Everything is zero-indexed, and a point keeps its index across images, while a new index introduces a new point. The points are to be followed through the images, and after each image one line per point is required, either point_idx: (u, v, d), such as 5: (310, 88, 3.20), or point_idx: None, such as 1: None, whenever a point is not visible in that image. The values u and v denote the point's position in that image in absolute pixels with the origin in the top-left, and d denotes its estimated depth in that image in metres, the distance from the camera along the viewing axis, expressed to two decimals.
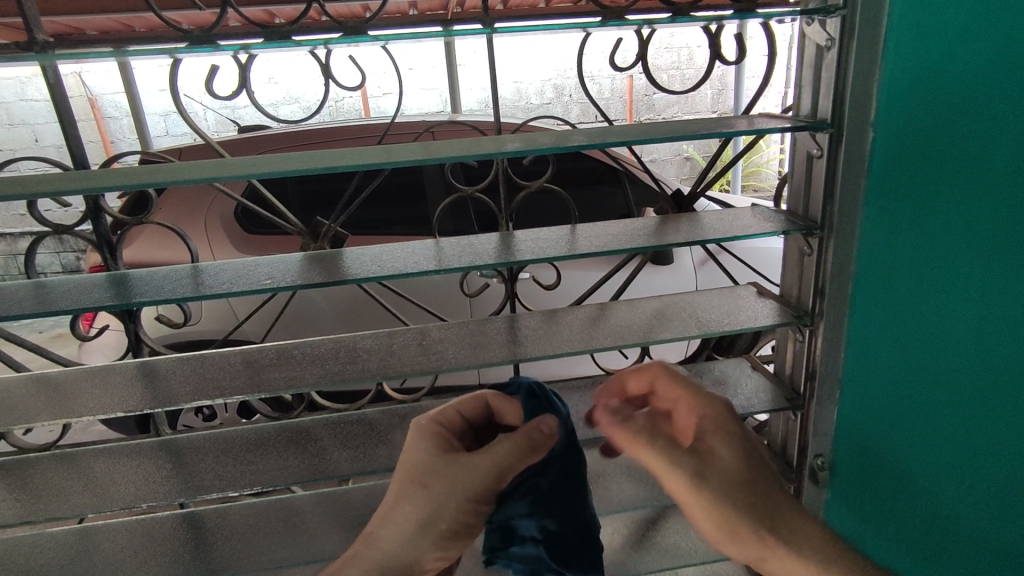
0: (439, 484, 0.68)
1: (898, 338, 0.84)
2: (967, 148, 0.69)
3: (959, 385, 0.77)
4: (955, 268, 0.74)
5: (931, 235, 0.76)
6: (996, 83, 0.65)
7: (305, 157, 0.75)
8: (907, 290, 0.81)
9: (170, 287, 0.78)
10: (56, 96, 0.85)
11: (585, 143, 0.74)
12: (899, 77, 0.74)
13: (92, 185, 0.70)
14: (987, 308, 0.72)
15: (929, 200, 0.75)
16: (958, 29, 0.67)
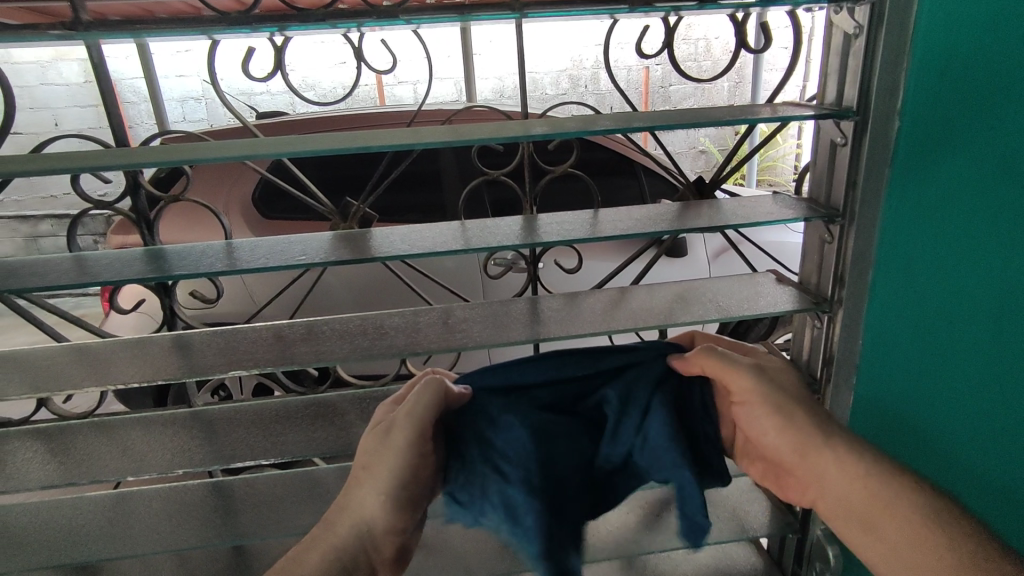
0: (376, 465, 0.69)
1: (927, 324, 0.87)
2: (977, 130, 0.75)
3: (988, 372, 0.81)
4: (990, 260, 0.78)
5: (965, 228, 0.79)
6: (1001, 72, 0.71)
7: (339, 137, 0.77)
8: (937, 278, 0.84)
9: (207, 261, 0.80)
10: (99, 75, 0.88)
11: (611, 128, 0.76)
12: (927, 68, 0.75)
13: (133, 161, 0.72)
14: (994, 273, 0.77)
15: (941, 183, 0.80)
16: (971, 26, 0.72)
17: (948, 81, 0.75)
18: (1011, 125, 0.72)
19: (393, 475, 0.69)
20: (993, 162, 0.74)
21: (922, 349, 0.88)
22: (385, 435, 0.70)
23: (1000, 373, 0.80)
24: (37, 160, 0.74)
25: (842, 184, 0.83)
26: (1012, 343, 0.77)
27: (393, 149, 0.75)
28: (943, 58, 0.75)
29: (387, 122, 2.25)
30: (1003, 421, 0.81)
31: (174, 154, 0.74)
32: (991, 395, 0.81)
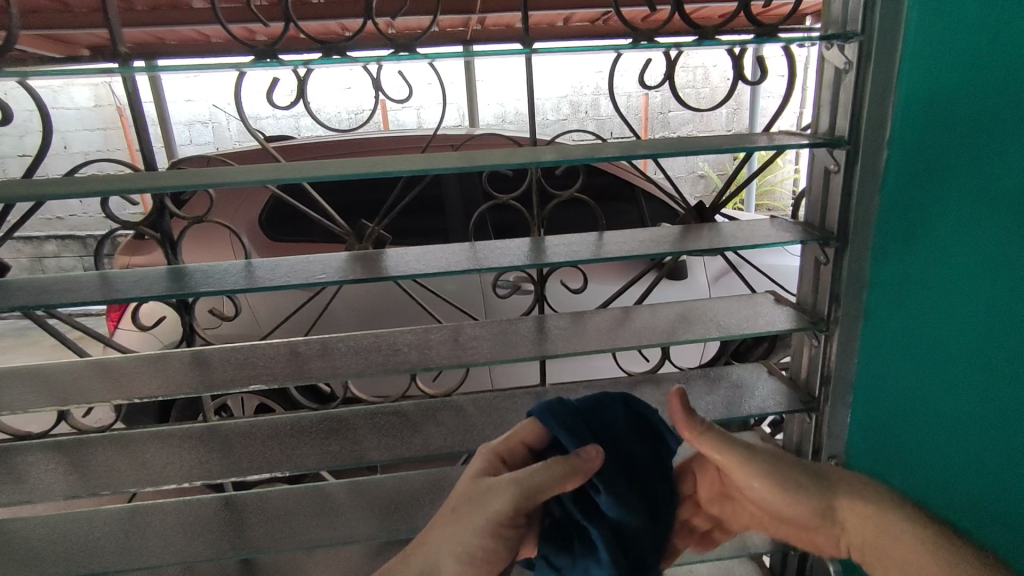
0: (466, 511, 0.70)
1: (916, 353, 0.85)
2: (969, 158, 0.74)
3: (974, 402, 0.78)
4: (977, 286, 0.76)
5: (954, 254, 0.78)
6: (994, 101, 0.70)
7: (359, 162, 0.81)
8: (925, 303, 0.83)
9: (229, 279, 0.84)
10: (132, 104, 0.93)
11: (618, 156, 0.80)
12: (915, 97, 0.78)
13: (162, 184, 0.76)
14: (988, 306, 0.75)
15: (935, 210, 0.79)
16: (963, 56, 0.73)
17: (932, 106, 0.77)
18: (1003, 155, 0.70)
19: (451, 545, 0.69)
20: (982, 186, 0.73)
21: (911, 377, 0.87)
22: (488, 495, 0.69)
23: (986, 405, 0.77)
24: (74, 183, 0.77)
25: (836, 207, 0.87)
26: (997, 373, 0.75)
27: (409, 174, 0.79)
28: (928, 84, 0.77)
29: (396, 148, 2.31)
30: (988, 456, 0.77)
31: (201, 179, 0.78)
32: (976, 429, 0.79)
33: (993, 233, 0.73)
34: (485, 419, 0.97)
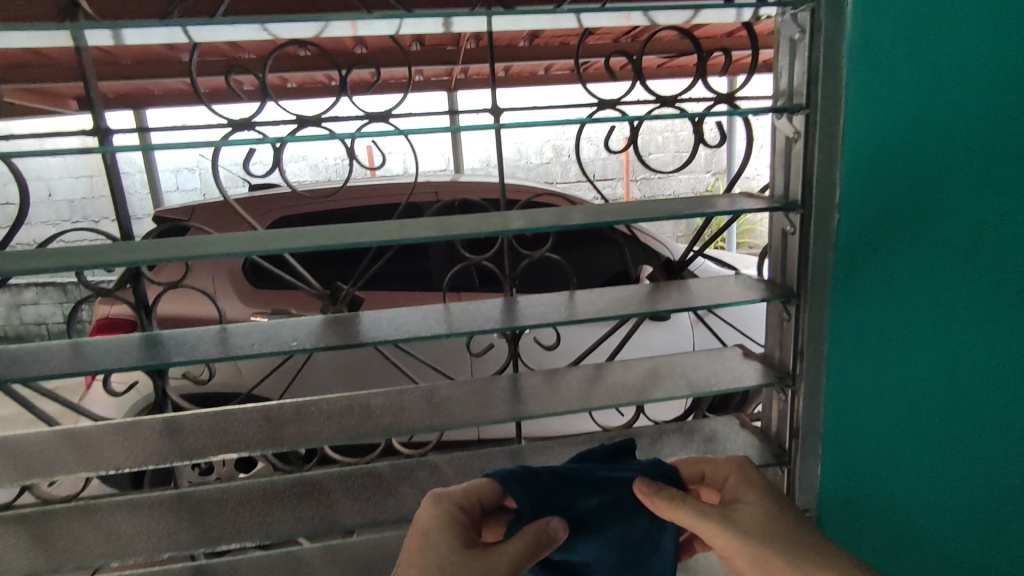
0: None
1: (890, 400, 0.89)
2: (935, 202, 0.79)
3: (960, 440, 0.84)
4: (950, 332, 0.82)
5: (928, 293, 0.82)
6: (956, 147, 0.76)
7: (333, 232, 0.83)
8: (893, 354, 0.87)
9: (202, 348, 0.84)
10: (111, 176, 0.96)
11: (586, 222, 0.83)
12: (864, 155, 0.83)
13: (136, 258, 0.77)
14: (976, 333, 0.80)
15: (902, 256, 0.84)
16: (913, 113, 0.78)
17: (880, 169, 0.82)
18: (974, 195, 0.76)
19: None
20: (946, 242, 0.79)
21: (887, 424, 0.91)
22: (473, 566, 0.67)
23: (975, 441, 0.82)
24: (48, 258, 0.78)
25: (794, 267, 0.91)
26: (985, 411, 0.81)
27: (380, 244, 0.81)
28: (879, 142, 0.81)
29: (379, 198, 2.35)
30: (982, 486, 0.83)
31: (175, 252, 0.79)
32: (962, 464, 0.84)
33: (962, 284, 0.79)
34: (460, 480, 0.97)
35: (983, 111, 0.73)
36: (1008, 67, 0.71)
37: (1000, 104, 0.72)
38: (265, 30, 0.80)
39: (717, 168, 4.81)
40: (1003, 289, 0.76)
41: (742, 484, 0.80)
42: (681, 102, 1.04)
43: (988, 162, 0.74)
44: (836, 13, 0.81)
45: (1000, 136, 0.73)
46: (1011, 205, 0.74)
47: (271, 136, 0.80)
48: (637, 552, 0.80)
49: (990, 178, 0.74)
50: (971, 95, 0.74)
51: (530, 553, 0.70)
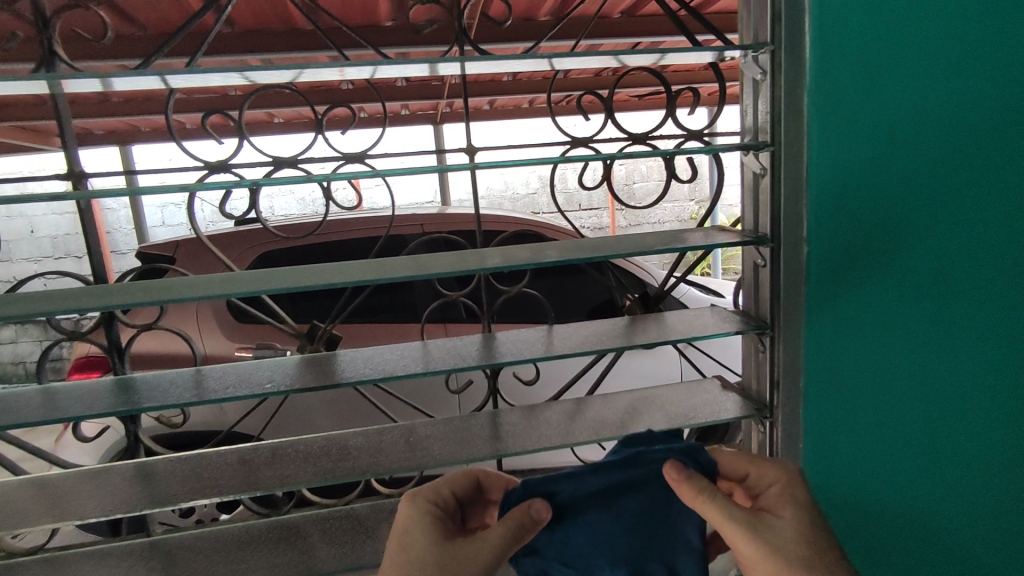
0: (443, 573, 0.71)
1: (877, 418, 0.89)
2: (896, 201, 0.81)
3: (945, 461, 0.83)
4: (919, 323, 0.82)
5: (895, 291, 0.84)
6: (906, 143, 0.79)
7: (310, 274, 0.83)
8: (880, 372, 0.87)
9: (176, 392, 0.83)
10: (87, 221, 0.96)
11: (561, 259, 0.84)
12: (826, 182, 0.87)
13: (108, 303, 0.76)
14: (947, 321, 0.79)
15: (866, 265, 0.86)
16: (862, 124, 0.83)
17: (868, 187, 0.84)
18: (928, 184, 0.78)
19: None
20: (926, 263, 0.80)
21: (876, 441, 0.90)
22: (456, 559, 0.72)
23: (962, 462, 0.82)
24: (18, 304, 0.77)
25: (767, 299, 0.93)
26: (975, 434, 0.79)
27: (357, 284, 0.81)
28: (836, 165, 0.86)
29: (363, 230, 2.35)
30: (972, 510, 0.82)
31: (150, 296, 0.79)
32: (946, 486, 0.83)
33: (943, 306, 0.79)
34: None
35: (963, 135, 0.74)
36: (946, 55, 0.74)
37: (943, 91, 0.75)
38: (240, 77, 0.81)
39: (702, 196, 4.89)
40: (987, 310, 0.76)
41: (782, 493, 0.77)
42: (653, 139, 1.07)
43: (971, 184, 0.75)
44: (795, 58, 0.86)
45: (983, 157, 0.73)
46: (996, 226, 0.74)
47: (246, 180, 0.79)
48: (648, 531, 0.79)
49: (971, 202, 0.75)
50: (953, 118, 0.75)
51: (509, 538, 0.72)
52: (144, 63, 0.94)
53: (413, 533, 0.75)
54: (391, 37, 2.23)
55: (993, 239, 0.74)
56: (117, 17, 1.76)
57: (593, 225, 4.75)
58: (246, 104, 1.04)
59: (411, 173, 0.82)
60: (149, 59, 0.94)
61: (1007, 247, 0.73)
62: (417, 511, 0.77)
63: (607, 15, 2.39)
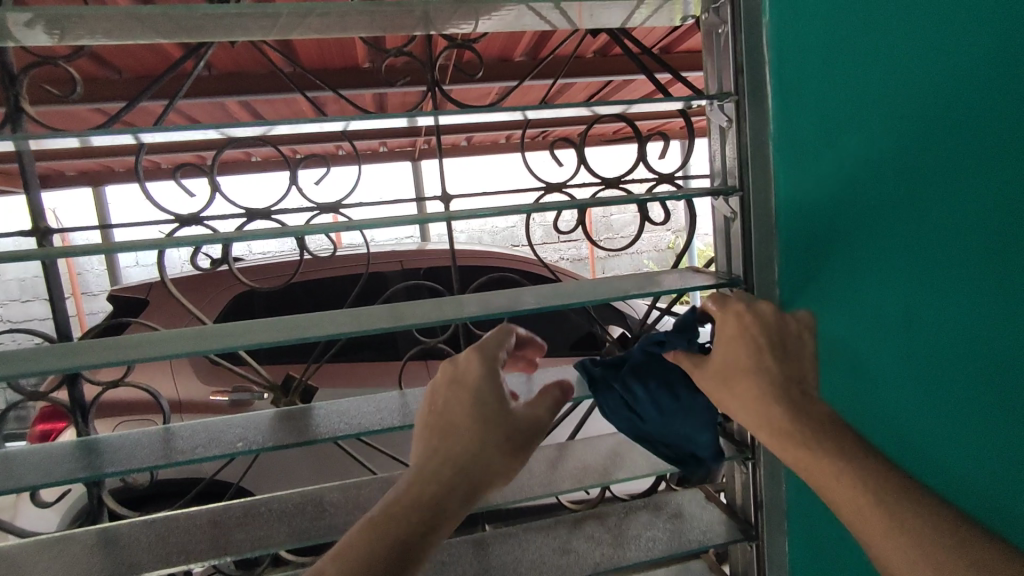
0: (491, 434, 0.69)
1: (881, 425, 0.84)
2: (862, 215, 0.80)
3: (962, 454, 0.78)
4: (897, 336, 0.80)
5: (868, 306, 0.82)
6: (865, 157, 0.79)
7: (287, 326, 0.82)
8: (877, 377, 0.83)
9: (142, 454, 0.80)
10: (50, 278, 0.95)
11: (539, 306, 0.83)
12: (793, 211, 0.87)
13: (74, 364, 0.73)
14: (919, 333, 0.78)
15: (844, 283, 0.83)
16: (826, 143, 0.82)
17: (853, 185, 0.80)
18: (890, 198, 0.78)
19: (465, 462, 0.68)
20: (912, 248, 0.77)
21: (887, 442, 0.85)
22: (508, 424, 0.70)
23: (980, 452, 0.76)
24: None
25: None
26: (992, 421, 0.74)
27: (336, 336, 0.80)
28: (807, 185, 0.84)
29: (341, 270, 2.33)
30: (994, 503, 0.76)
31: (117, 355, 0.76)
32: (965, 479, 0.78)
33: (945, 289, 0.75)
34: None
35: (949, 110, 0.72)
36: (897, 74, 0.75)
37: (895, 107, 0.75)
38: (213, 133, 0.81)
39: (677, 225, 5.00)
40: (991, 301, 0.72)
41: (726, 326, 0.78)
42: (625, 182, 1.08)
43: (967, 159, 0.71)
44: (758, 104, 0.89)
45: (961, 131, 0.71)
46: (998, 198, 0.70)
47: (217, 236, 0.78)
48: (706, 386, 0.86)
49: (968, 176, 0.72)
50: (939, 96, 0.72)
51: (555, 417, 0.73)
52: (126, 107, 0.93)
53: (484, 398, 0.71)
54: (365, 79, 2.26)
55: (1000, 212, 0.70)
56: (93, 63, 1.76)
57: (572, 257, 4.83)
58: (220, 153, 1.03)
59: (386, 225, 0.81)
60: (132, 103, 0.93)
61: (978, 250, 0.72)
62: (490, 378, 0.72)
63: (580, 56, 2.46)
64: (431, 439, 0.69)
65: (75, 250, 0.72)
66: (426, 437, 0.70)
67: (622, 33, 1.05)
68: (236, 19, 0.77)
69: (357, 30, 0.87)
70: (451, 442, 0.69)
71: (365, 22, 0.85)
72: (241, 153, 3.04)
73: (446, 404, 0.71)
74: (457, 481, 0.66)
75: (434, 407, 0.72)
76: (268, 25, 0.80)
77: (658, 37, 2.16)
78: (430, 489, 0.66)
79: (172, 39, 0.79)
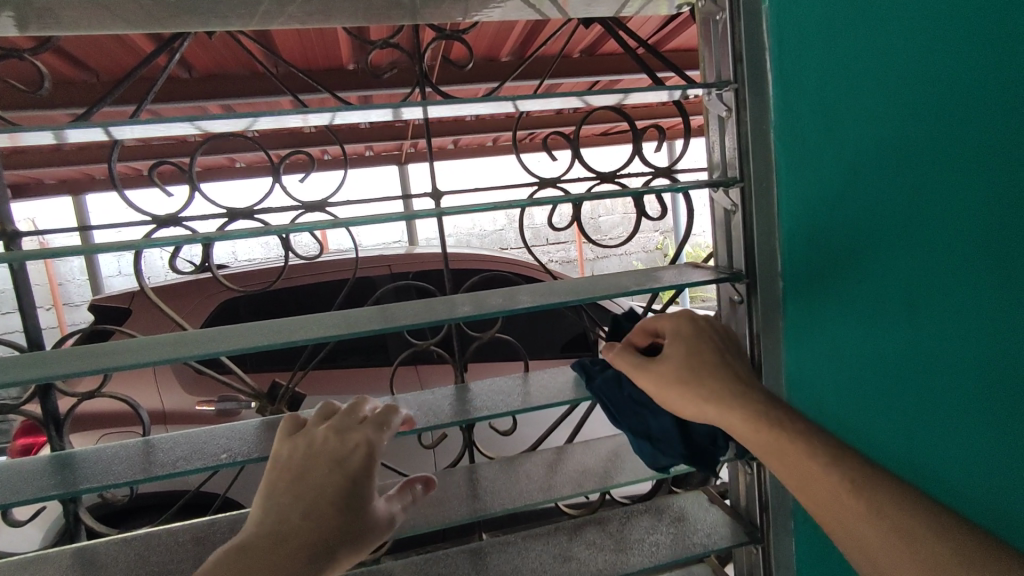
0: (342, 518, 0.66)
1: (884, 412, 0.82)
2: (862, 188, 0.78)
3: (965, 453, 0.73)
4: (897, 314, 0.77)
5: (867, 280, 0.80)
6: (864, 127, 0.77)
7: (272, 331, 0.78)
8: (873, 356, 0.81)
9: (119, 469, 0.76)
10: (20, 284, 0.90)
11: (534, 304, 0.80)
12: (793, 188, 0.86)
13: (44, 375, 0.69)
14: (917, 310, 0.74)
15: (843, 254, 0.82)
16: (823, 116, 0.81)
17: (852, 170, 0.79)
18: (886, 170, 0.75)
19: (311, 532, 0.63)
20: (908, 222, 0.74)
21: (891, 431, 0.81)
22: (356, 515, 0.67)
23: (987, 451, 0.71)
24: None
25: (746, 337, 0.92)
26: (996, 419, 0.69)
27: (321, 340, 0.76)
28: (804, 161, 0.85)
29: (328, 274, 2.29)
30: (997, 509, 0.72)
31: (91, 364, 0.71)
32: (973, 481, 0.73)
33: (942, 278, 0.71)
34: None
35: (942, 93, 0.68)
36: (898, 40, 0.71)
37: (894, 74, 0.72)
38: (190, 127, 0.77)
39: (665, 226, 5.00)
40: (986, 281, 0.67)
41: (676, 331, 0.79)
42: (620, 177, 1.06)
43: (961, 141, 0.67)
44: (758, 93, 0.86)
45: (958, 97, 0.66)
46: (995, 183, 0.65)
47: (196, 236, 0.74)
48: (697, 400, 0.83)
49: (963, 161, 0.67)
50: (936, 78, 0.68)
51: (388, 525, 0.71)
52: (87, 111, 0.87)
53: (358, 484, 0.68)
54: (350, 80, 2.23)
55: (1001, 199, 0.64)
56: (65, 61, 1.70)
57: (561, 259, 4.81)
58: (198, 153, 0.98)
59: (375, 222, 0.78)
60: (92, 109, 0.88)
61: (972, 226, 0.67)
62: (370, 465, 0.70)
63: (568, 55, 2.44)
64: (291, 511, 0.64)
65: (41, 251, 0.67)
66: (287, 506, 0.65)
67: (614, 23, 1.01)
68: (214, 7, 0.73)
69: (343, 19, 0.84)
70: (302, 509, 0.64)
71: (350, 10, 0.81)
72: (224, 158, 2.99)
73: (319, 477, 0.67)
74: (302, 557, 0.61)
75: (305, 476, 0.67)
76: (247, 13, 0.76)
77: (649, 31, 2.14)
78: (275, 547, 0.60)
79: (144, 28, 0.75)
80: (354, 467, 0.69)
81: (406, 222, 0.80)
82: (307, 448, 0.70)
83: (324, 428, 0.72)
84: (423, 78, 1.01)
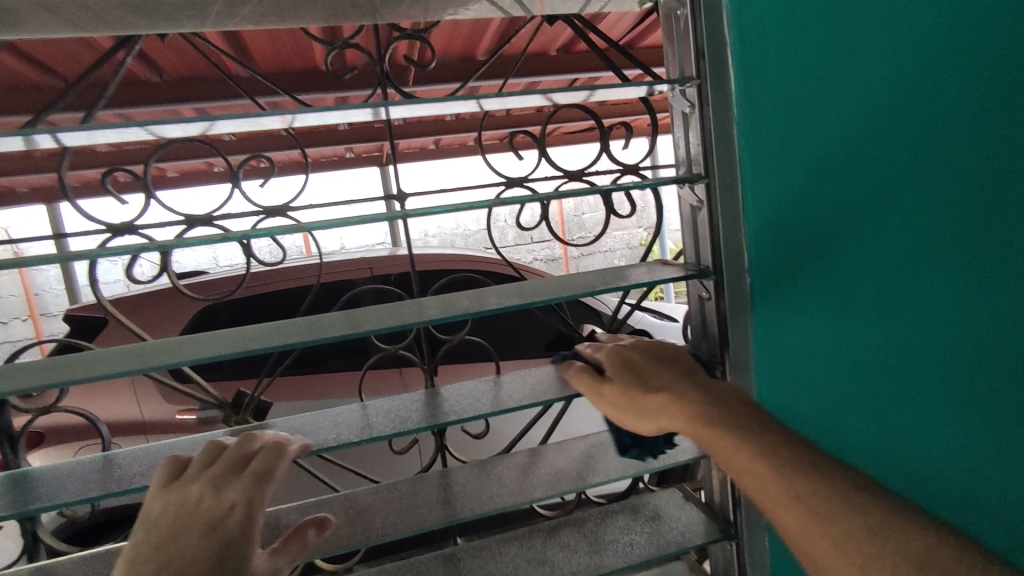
0: None
1: (872, 398, 0.84)
2: (831, 175, 0.81)
3: (954, 422, 0.76)
4: (873, 292, 0.80)
5: (842, 263, 0.83)
6: (830, 117, 0.80)
7: (231, 342, 0.76)
8: (852, 335, 0.84)
9: (74, 486, 0.73)
10: None
11: (501, 306, 0.79)
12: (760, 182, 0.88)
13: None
14: (893, 285, 0.78)
15: (819, 241, 0.85)
16: (788, 108, 0.84)
17: (825, 161, 0.81)
18: (854, 156, 0.78)
19: None
20: (879, 202, 0.77)
21: (873, 404, 0.84)
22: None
23: (975, 429, 0.74)
24: None
25: (716, 336, 0.92)
26: (986, 400, 0.72)
27: (279, 349, 0.74)
28: (769, 156, 0.87)
29: (303, 278, 2.26)
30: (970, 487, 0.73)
31: (42, 378, 0.69)
32: None
33: (917, 252, 0.74)
34: None
35: (911, 87, 0.71)
36: (857, 32, 0.75)
37: (854, 65, 0.76)
38: (143, 132, 0.75)
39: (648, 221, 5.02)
40: (957, 251, 0.71)
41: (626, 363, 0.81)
42: (588, 175, 1.04)
43: (920, 124, 0.71)
44: (721, 88, 0.86)
45: (917, 82, 0.70)
46: (985, 178, 0.67)
47: (153, 244, 0.72)
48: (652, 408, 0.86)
49: (935, 149, 0.70)
50: (914, 76, 0.70)
51: None
52: (35, 117, 0.85)
53: (233, 544, 0.66)
54: (323, 81, 2.20)
55: (966, 169, 0.68)
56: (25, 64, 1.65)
57: (545, 257, 4.81)
58: (154, 157, 0.94)
59: (337, 227, 0.76)
60: (41, 112, 0.85)
61: (941, 197, 0.71)
62: (248, 524, 0.68)
63: (543, 52, 2.43)
64: None
65: None
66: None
67: (581, 20, 0.99)
68: (163, 8, 0.71)
69: (299, 19, 0.82)
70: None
71: (306, 11, 0.79)
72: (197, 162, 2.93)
73: (190, 542, 0.64)
74: None
75: (174, 542, 0.64)
76: (199, 14, 0.74)
77: (623, 29, 2.14)
78: None
79: (92, 33, 0.73)
80: (226, 528, 0.66)
81: (367, 224, 0.78)
82: (179, 506, 0.66)
83: (199, 484, 0.68)
84: (384, 77, 0.99)
